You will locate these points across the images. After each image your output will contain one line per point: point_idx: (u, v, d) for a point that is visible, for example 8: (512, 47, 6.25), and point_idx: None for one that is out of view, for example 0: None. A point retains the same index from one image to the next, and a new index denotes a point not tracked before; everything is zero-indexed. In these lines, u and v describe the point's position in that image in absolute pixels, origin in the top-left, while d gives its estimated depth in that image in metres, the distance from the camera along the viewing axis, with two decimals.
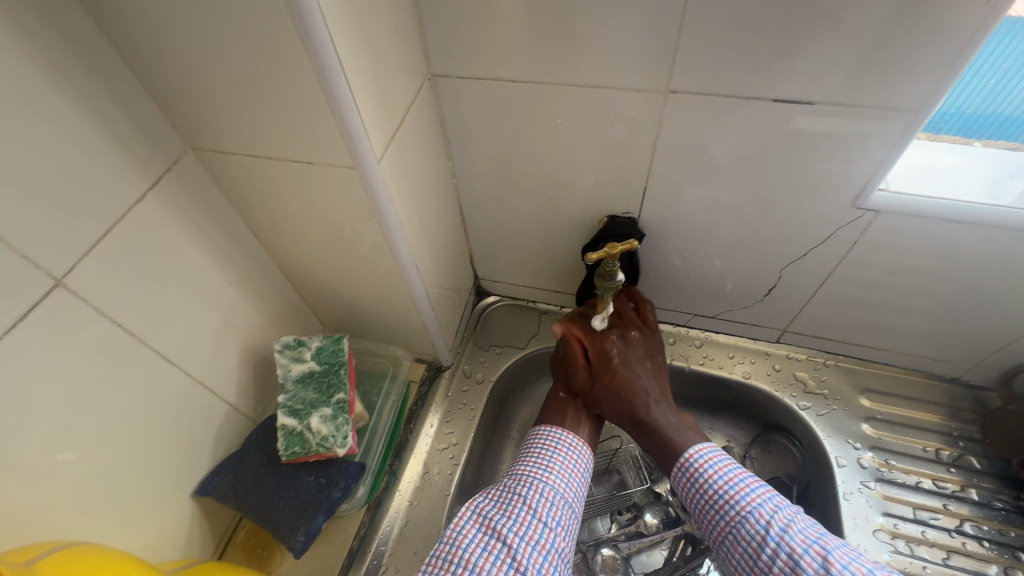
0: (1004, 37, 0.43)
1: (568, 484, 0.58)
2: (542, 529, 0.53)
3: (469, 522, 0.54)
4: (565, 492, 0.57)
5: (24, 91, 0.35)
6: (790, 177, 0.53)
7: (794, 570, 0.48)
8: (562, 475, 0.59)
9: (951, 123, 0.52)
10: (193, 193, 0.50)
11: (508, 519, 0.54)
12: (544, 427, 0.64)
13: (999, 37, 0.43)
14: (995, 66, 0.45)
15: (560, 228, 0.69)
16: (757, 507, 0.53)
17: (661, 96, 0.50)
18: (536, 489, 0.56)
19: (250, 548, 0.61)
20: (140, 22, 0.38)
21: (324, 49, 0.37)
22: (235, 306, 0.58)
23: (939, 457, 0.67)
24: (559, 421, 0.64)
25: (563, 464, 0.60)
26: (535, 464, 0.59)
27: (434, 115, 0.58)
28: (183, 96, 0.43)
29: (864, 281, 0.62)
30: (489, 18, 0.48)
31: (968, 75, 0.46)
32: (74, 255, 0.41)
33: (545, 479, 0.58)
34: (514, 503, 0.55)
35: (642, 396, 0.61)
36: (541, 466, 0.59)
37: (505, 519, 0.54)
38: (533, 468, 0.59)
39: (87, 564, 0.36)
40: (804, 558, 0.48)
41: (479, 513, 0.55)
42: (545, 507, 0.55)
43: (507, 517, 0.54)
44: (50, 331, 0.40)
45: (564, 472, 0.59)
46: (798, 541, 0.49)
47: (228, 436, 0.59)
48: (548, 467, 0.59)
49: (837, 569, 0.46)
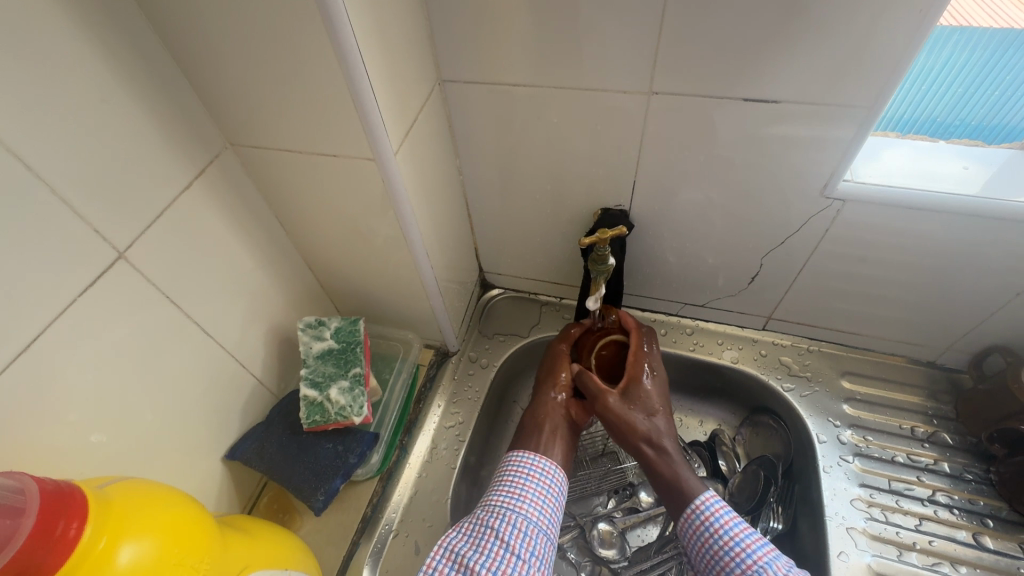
0: (1009, 45, 0.50)
1: (543, 511, 0.58)
2: (516, 562, 0.53)
3: (441, 561, 0.54)
4: (537, 520, 0.57)
5: (101, 91, 0.42)
6: (765, 169, 0.59)
7: None
8: (536, 503, 0.58)
9: (960, 132, 0.59)
10: (230, 184, 0.56)
11: (481, 556, 0.53)
12: (517, 454, 0.63)
13: (1005, 46, 0.50)
14: (997, 80, 0.53)
15: (558, 222, 0.74)
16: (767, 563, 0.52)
17: (646, 97, 0.56)
18: (509, 521, 0.56)
19: (272, 512, 0.66)
20: (197, 33, 0.45)
21: (351, 55, 0.43)
22: (263, 289, 0.64)
23: (914, 434, 0.71)
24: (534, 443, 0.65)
25: (535, 492, 0.60)
26: (507, 493, 0.59)
27: (443, 117, 0.64)
28: (227, 97, 0.50)
29: (839, 268, 0.67)
30: (493, 30, 0.54)
31: (975, 80, 0.53)
32: (134, 233, 0.47)
33: (519, 509, 0.57)
34: (486, 537, 0.55)
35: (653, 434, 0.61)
36: (514, 496, 0.59)
37: (477, 555, 0.53)
38: (506, 497, 0.59)
39: (137, 493, 0.39)
40: None
41: (451, 551, 0.55)
42: (518, 539, 0.55)
43: (480, 553, 0.53)
44: (112, 298, 0.46)
45: (538, 499, 0.59)
46: None
47: (254, 408, 0.65)
48: (520, 496, 0.58)
49: None
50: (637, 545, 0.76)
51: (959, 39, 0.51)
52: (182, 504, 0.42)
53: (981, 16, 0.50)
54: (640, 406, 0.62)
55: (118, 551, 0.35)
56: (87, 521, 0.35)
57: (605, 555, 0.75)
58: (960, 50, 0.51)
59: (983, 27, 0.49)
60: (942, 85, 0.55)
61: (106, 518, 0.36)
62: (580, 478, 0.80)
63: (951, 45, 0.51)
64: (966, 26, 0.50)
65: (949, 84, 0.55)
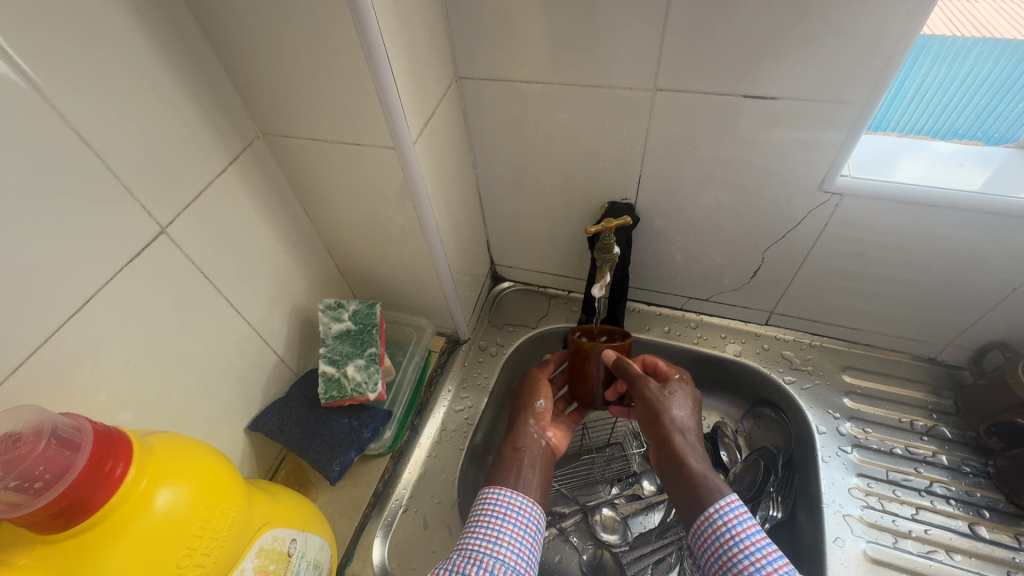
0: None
1: (521, 554, 0.55)
2: None
3: None
4: (516, 565, 0.53)
5: (151, 81, 0.47)
6: (765, 165, 0.61)
7: None
8: (514, 545, 0.55)
9: (985, 137, 0.61)
10: (260, 171, 0.61)
11: None
12: (491, 491, 0.60)
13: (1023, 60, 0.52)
14: (1016, 94, 0.55)
15: (567, 216, 0.77)
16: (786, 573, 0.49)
17: (650, 94, 0.59)
18: (487, 567, 0.52)
19: (289, 484, 0.70)
20: (237, 29, 0.49)
21: (376, 51, 0.47)
22: (286, 271, 0.68)
23: (913, 427, 0.72)
24: (511, 477, 0.62)
25: (512, 533, 0.56)
26: (484, 536, 0.55)
27: (459, 112, 0.68)
28: (260, 87, 0.54)
29: (838, 262, 0.69)
30: (507, 30, 0.58)
31: (991, 87, 0.55)
32: (175, 211, 0.51)
33: (497, 554, 0.54)
34: None
35: (681, 424, 0.61)
36: (492, 539, 0.55)
37: None
38: (483, 541, 0.55)
39: (176, 442, 0.43)
40: None
41: None
42: None
43: None
44: (153, 270, 0.50)
45: (515, 540, 0.55)
46: None
47: (274, 383, 0.69)
48: (497, 538, 0.55)
49: None
50: (639, 532, 0.78)
51: (981, 51, 0.53)
52: (214, 458, 0.45)
53: (1005, 28, 0.52)
54: (671, 399, 0.63)
55: (155, 494, 0.39)
56: (131, 463, 0.38)
57: (607, 539, 0.76)
58: (982, 62, 0.53)
59: (1007, 39, 0.51)
60: (965, 96, 0.58)
61: (147, 463, 0.40)
62: (585, 464, 0.82)
63: (974, 57, 0.53)
64: (988, 39, 0.52)
65: (974, 95, 0.57)
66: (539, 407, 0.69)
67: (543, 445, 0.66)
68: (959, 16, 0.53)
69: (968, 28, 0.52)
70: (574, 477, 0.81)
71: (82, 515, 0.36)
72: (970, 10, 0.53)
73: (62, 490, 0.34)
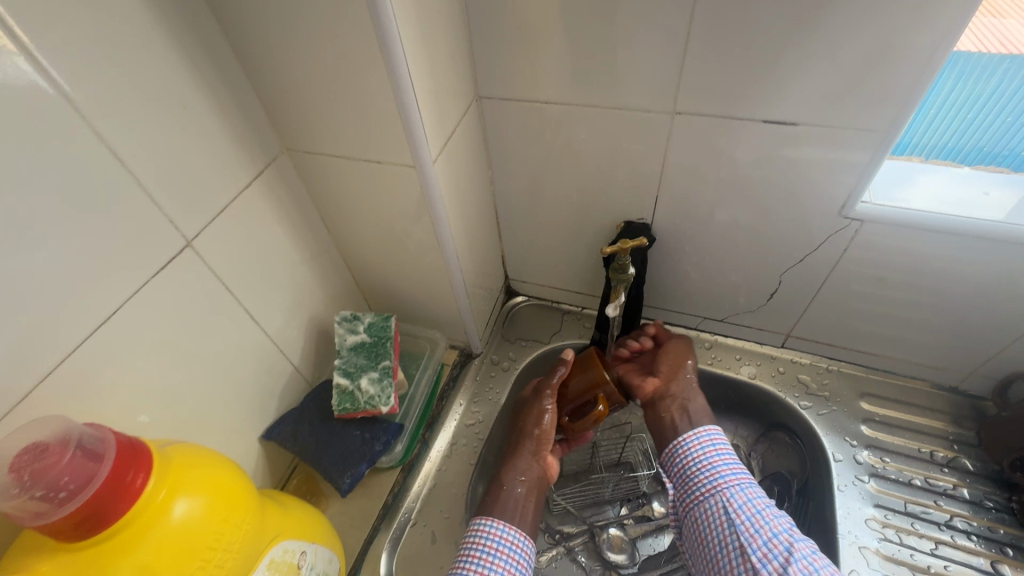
0: None
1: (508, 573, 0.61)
2: None
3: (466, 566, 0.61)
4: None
5: (182, 98, 0.48)
6: (785, 188, 0.61)
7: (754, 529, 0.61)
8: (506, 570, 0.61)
9: (1008, 162, 0.59)
10: (284, 185, 0.62)
11: None
12: (483, 521, 0.64)
13: None
14: None
15: (583, 232, 0.78)
16: (729, 482, 0.66)
17: (669, 116, 0.59)
18: None
19: (300, 494, 0.70)
20: (265, 48, 0.50)
21: (400, 73, 0.48)
22: (304, 282, 0.69)
23: (934, 458, 0.71)
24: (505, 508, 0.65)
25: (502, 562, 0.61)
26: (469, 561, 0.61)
27: (478, 130, 0.69)
28: (285, 103, 0.55)
29: (858, 287, 0.68)
30: (526, 51, 0.59)
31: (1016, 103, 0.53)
32: (200, 225, 0.53)
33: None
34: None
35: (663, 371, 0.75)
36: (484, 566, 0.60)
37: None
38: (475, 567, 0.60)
39: (194, 453, 0.44)
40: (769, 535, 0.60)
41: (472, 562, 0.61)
42: None
43: None
44: (178, 281, 0.52)
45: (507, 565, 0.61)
46: (770, 522, 0.61)
47: (289, 392, 0.70)
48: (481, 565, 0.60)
49: (795, 551, 0.58)
50: (646, 554, 0.77)
51: (1009, 67, 0.50)
52: (228, 469, 0.46)
53: None
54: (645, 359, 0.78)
55: (172, 505, 0.39)
56: (151, 473, 0.39)
57: (614, 559, 0.76)
58: (1009, 79, 0.51)
59: None
60: (990, 113, 0.55)
61: (167, 474, 0.40)
62: (594, 482, 0.81)
63: (1000, 74, 0.51)
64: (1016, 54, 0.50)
65: (999, 113, 0.54)
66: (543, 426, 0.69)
67: (537, 469, 0.69)
68: (985, 30, 0.51)
69: (994, 44, 0.50)
70: (582, 495, 0.80)
71: (102, 524, 0.36)
72: (998, 25, 0.51)
73: (85, 500, 0.35)
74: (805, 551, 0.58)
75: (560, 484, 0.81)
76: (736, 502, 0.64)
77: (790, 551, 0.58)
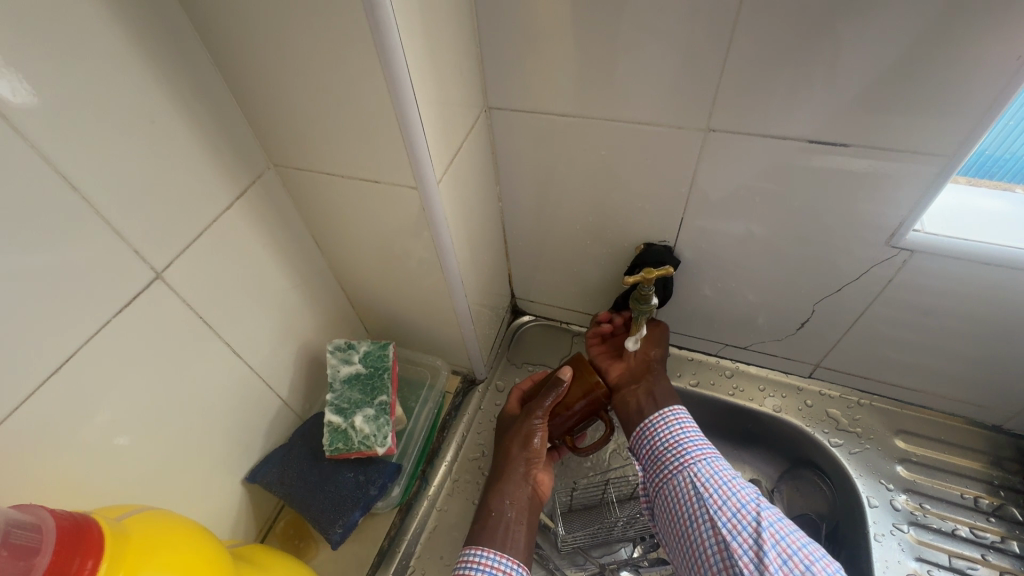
0: None
1: None
2: None
3: None
4: None
5: (150, 113, 0.42)
6: (826, 214, 0.55)
7: (725, 504, 0.56)
8: None
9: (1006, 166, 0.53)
10: (270, 204, 0.56)
11: None
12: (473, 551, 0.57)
13: None
14: None
15: (598, 253, 0.72)
16: (699, 457, 0.60)
17: (701, 133, 0.53)
18: None
19: (288, 538, 0.65)
20: (247, 53, 0.44)
21: (402, 85, 0.42)
22: (293, 309, 0.63)
23: (978, 505, 0.66)
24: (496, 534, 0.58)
25: None
26: None
27: (487, 143, 0.63)
28: (270, 115, 0.49)
29: (900, 320, 0.62)
30: (542, 58, 0.53)
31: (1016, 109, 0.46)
32: (173, 254, 0.46)
33: None
34: None
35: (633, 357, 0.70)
36: None
37: None
38: None
39: (158, 528, 0.38)
40: (740, 511, 0.55)
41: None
42: None
43: None
44: (148, 319, 0.46)
45: None
46: (740, 493, 0.56)
47: (277, 428, 0.64)
48: None
49: (766, 523, 0.54)
50: None
51: None
52: (194, 538, 0.40)
53: None
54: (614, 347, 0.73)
55: None
56: (102, 557, 0.33)
57: None
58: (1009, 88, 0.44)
59: None
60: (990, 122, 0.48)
61: (121, 555, 0.34)
62: (604, 522, 0.74)
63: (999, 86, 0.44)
64: None
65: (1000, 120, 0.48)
66: (532, 446, 0.63)
67: (527, 488, 0.62)
68: None
69: None
70: (594, 536, 0.74)
71: None
72: None
73: None
74: (773, 519, 0.54)
75: (570, 523, 0.75)
76: (705, 477, 0.58)
77: (760, 521, 0.54)
